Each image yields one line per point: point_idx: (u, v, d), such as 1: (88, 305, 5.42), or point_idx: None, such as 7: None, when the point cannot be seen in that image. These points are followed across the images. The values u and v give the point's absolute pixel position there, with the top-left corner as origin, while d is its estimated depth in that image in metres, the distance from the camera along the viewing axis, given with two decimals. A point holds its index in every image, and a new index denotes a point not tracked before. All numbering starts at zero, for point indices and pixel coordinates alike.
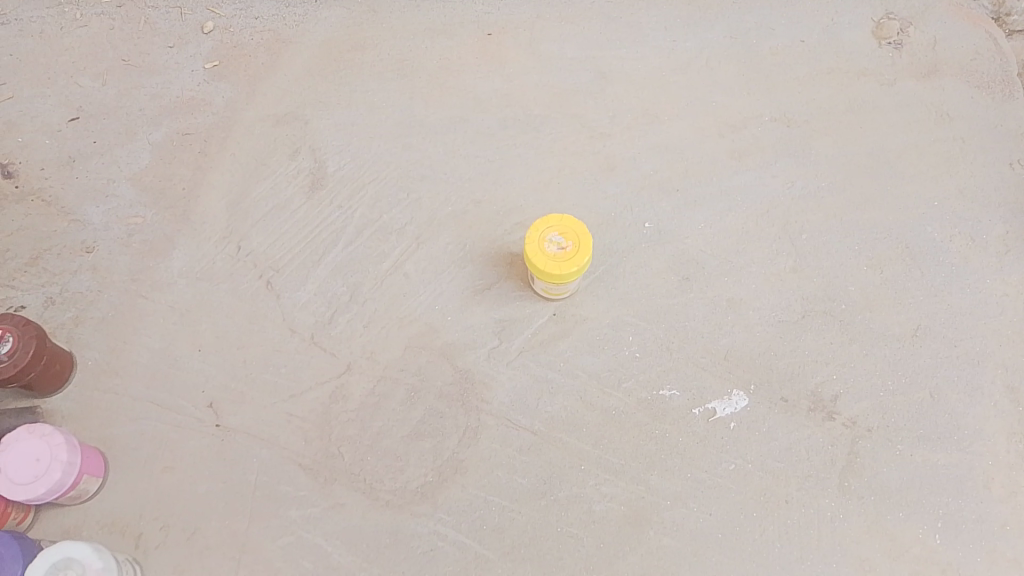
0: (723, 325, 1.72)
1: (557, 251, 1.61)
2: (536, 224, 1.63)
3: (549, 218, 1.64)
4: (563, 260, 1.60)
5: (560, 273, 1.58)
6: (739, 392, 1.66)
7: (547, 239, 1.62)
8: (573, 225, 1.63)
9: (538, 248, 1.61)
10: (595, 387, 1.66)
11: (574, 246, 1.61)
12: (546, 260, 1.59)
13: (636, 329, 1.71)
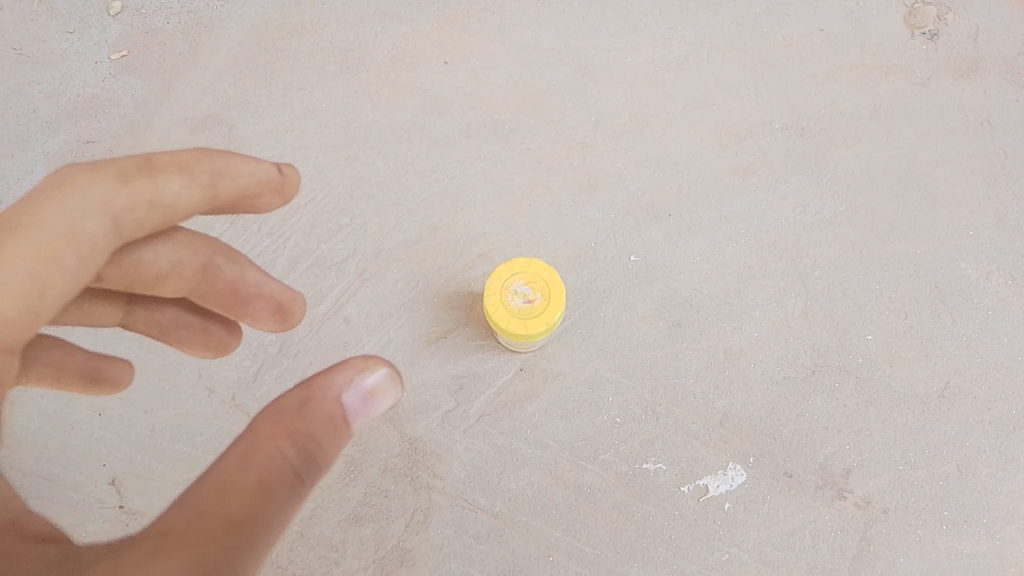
0: (718, 383, 1.46)
1: (523, 305, 1.33)
2: (498, 269, 1.35)
3: (514, 262, 1.36)
4: (530, 316, 1.33)
5: (525, 333, 1.31)
6: (736, 465, 1.42)
7: (510, 289, 1.34)
8: (542, 272, 1.35)
9: (499, 301, 1.33)
10: (567, 458, 1.42)
11: (543, 298, 1.33)
12: (509, 316, 1.32)
13: (616, 388, 1.45)
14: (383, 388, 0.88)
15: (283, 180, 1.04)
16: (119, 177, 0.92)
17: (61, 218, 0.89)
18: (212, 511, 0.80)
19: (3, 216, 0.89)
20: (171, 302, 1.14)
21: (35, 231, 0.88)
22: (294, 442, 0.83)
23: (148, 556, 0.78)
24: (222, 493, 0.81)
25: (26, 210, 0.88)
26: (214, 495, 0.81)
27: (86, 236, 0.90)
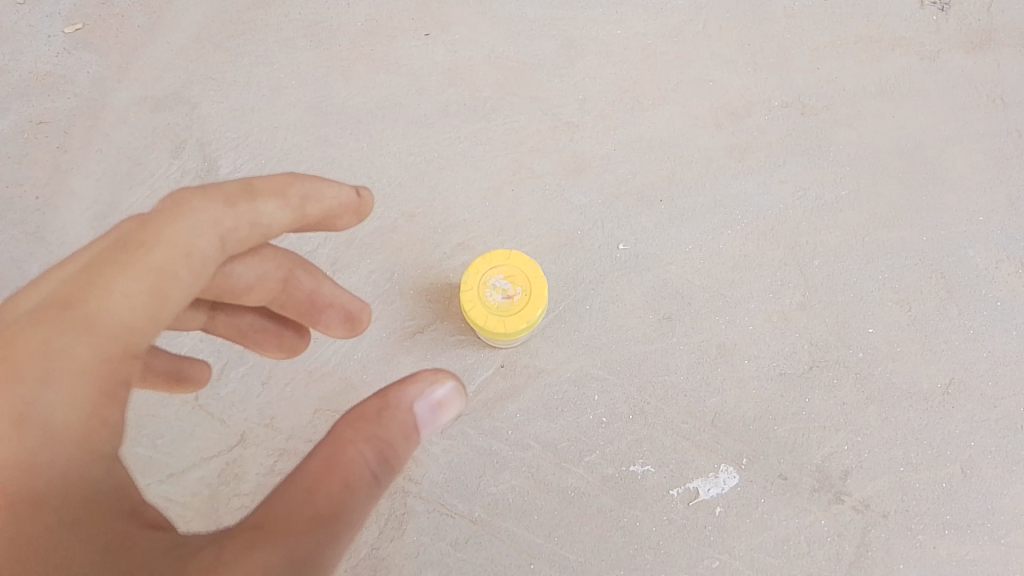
0: (711, 380, 1.38)
1: (502, 301, 1.25)
2: (475, 263, 1.27)
3: (492, 255, 1.28)
4: (509, 313, 1.25)
5: (503, 331, 1.23)
6: (728, 467, 1.34)
7: (489, 283, 1.27)
8: (523, 265, 1.27)
9: (477, 297, 1.26)
10: (551, 460, 1.34)
11: (523, 293, 1.26)
12: (487, 313, 1.24)
13: (602, 386, 1.37)
14: (451, 400, 0.85)
15: (359, 203, 1.01)
16: (227, 201, 0.86)
17: (176, 236, 0.82)
18: (302, 509, 0.75)
19: (120, 234, 0.83)
20: (249, 308, 1.10)
21: (151, 249, 0.81)
22: (375, 445, 0.79)
23: (240, 547, 0.71)
24: (309, 491, 0.76)
25: (138, 229, 0.82)
26: (303, 493, 0.76)
27: (197, 255, 0.83)
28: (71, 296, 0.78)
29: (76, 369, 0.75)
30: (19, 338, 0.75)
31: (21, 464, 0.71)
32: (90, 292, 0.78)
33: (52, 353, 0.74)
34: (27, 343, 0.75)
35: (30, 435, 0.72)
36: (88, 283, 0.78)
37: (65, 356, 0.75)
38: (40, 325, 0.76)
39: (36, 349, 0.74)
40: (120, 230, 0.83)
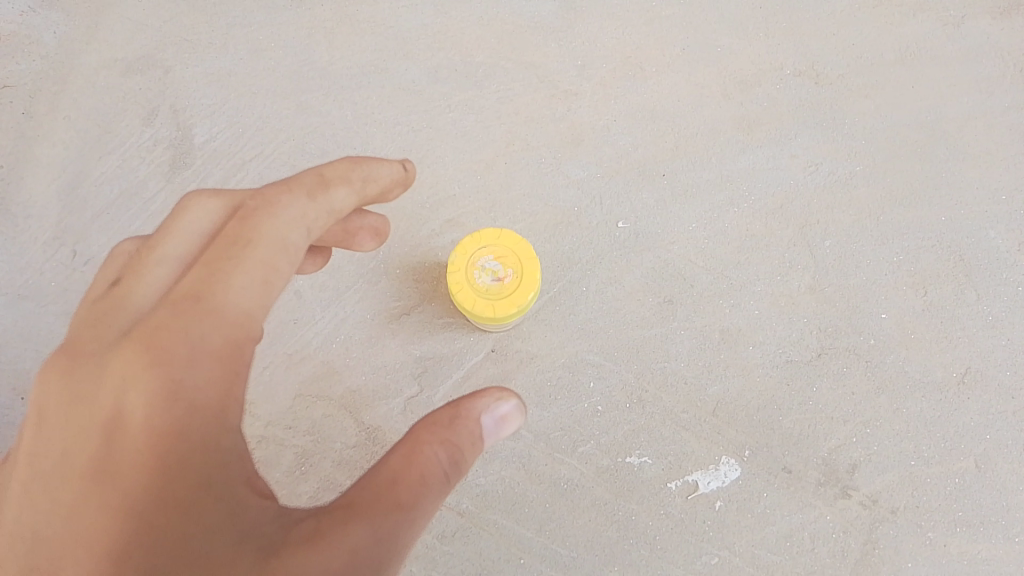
0: (713, 368, 1.31)
1: (491, 284, 1.18)
2: (463, 242, 1.19)
3: (482, 235, 1.20)
4: (499, 297, 1.17)
5: (492, 316, 1.15)
6: (729, 459, 1.27)
7: (477, 264, 1.19)
8: (514, 245, 1.19)
9: (465, 279, 1.18)
10: (543, 450, 1.27)
11: (514, 275, 1.17)
12: (476, 297, 1.17)
13: (598, 372, 1.30)
14: (512, 415, 0.87)
15: (407, 174, 1.00)
16: (309, 195, 0.91)
17: (275, 229, 0.88)
18: (385, 495, 0.79)
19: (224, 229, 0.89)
20: None
21: (257, 243, 0.87)
22: (447, 448, 0.82)
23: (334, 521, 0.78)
24: (389, 480, 0.80)
25: (237, 227, 0.88)
26: (387, 484, 0.80)
27: (291, 247, 0.88)
28: (190, 290, 0.84)
29: (210, 354, 0.81)
30: (152, 330, 0.82)
31: (165, 436, 0.78)
32: (207, 286, 0.84)
33: (187, 341, 0.80)
34: (162, 331, 0.81)
35: (178, 408, 0.78)
36: (203, 278, 0.84)
37: (202, 343, 0.81)
38: (166, 316, 0.82)
39: (172, 338, 0.80)
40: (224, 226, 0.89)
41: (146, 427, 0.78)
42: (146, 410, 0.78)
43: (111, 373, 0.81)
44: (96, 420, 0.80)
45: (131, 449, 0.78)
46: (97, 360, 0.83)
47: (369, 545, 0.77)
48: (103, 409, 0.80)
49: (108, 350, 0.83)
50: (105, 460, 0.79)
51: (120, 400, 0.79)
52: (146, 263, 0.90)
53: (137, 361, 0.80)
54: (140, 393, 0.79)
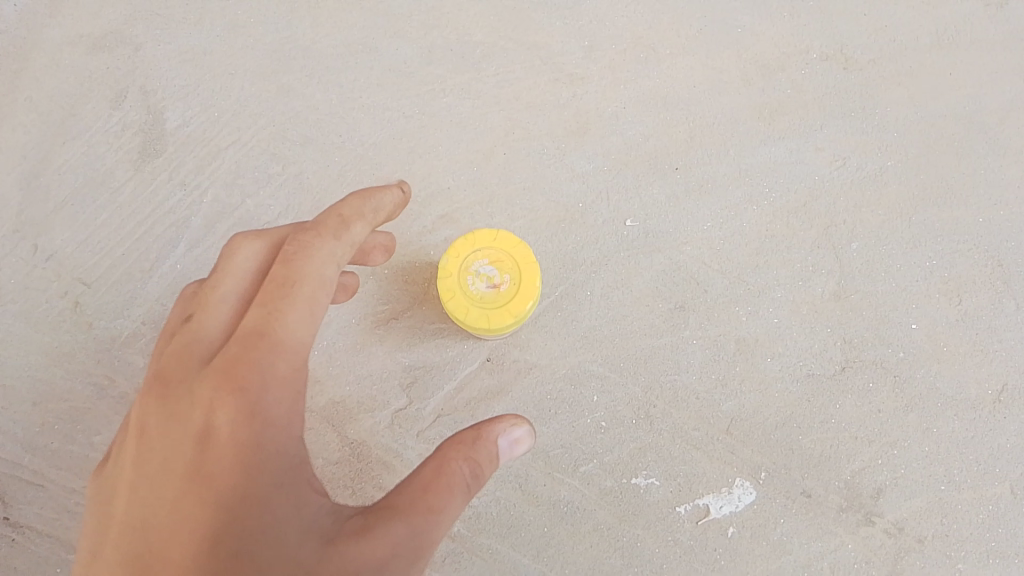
0: (727, 381, 1.20)
1: (486, 291, 1.07)
2: (456, 245, 1.09)
3: (476, 237, 1.09)
4: (495, 305, 1.06)
5: (488, 327, 1.05)
6: (744, 482, 1.17)
7: (472, 270, 1.08)
8: (512, 249, 1.09)
9: (459, 286, 1.07)
10: (541, 469, 1.17)
11: (512, 281, 1.07)
12: (470, 305, 1.06)
13: (602, 385, 1.20)
14: (526, 437, 0.89)
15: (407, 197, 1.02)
16: (338, 235, 0.90)
17: (314, 269, 0.87)
18: (420, 501, 0.81)
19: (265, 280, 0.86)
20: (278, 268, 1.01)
21: (303, 281, 0.86)
22: (471, 463, 0.84)
23: (378, 520, 0.80)
24: (421, 488, 0.82)
25: (278, 267, 0.87)
26: (419, 491, 0.82)
27: (331, 282, 0.88)
28: (252, 325, 0.84)
29: (280, 379, 0.83)
30: (227, 361, 0.83)
31: (248, 449, 0.80)
32: (268, 319, 0.84)
33: (261, 369, 0.82)
34: (235, 361, 0.82)
35: (256, 424, 0.80)
36: (261, 312, 0.84)
37: (274, 370, 0.82)
38: (235, 350, 0.83)
39: (247, 372, 0.81)
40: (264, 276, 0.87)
41: (229, 456, 0.80)
42: (225, 440, 0.80)
43: (193, 407, 0.83)
44: (180, 453, 0.81)
45: (213, 478, 0.79)
46: (176, 395, 0.84)
47: (409, 543, 0.79)
48: (185, 441, 0.82)
49: (186, 383, 0.84)
50: (195, 471, 0.80)
51: (203, 430, 0.81)
52: (201, 300, 0.90)
53: (215, 392, 0.82)
54: (221, 422, 0.80)
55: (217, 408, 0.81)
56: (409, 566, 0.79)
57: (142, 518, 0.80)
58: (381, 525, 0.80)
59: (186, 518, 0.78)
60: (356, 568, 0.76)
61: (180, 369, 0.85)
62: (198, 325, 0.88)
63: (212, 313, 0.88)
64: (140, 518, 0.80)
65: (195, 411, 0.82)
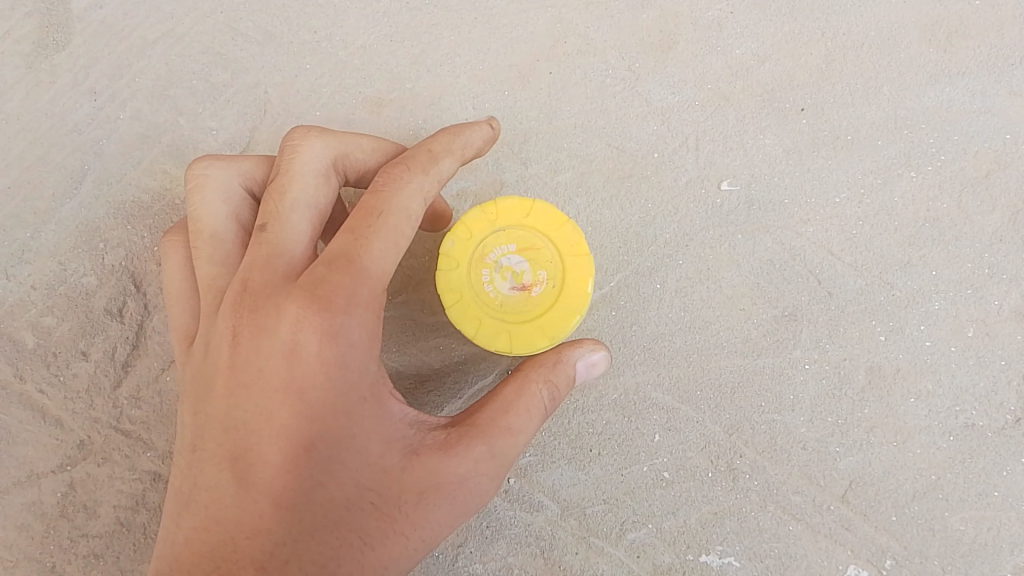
0: (848, 428, 0.84)
1: (510, 293, 0.73)
2: (468, 219, 0.74)
3: (500, 209, 0.75)
4: (520, 316, 0.73)
5: (507, 349, 0.72)
6: (861, 573, 0.82)
7: (492, 258, 0.74)
8: (558, 230, 0.74)
9: (470, 282, 0.73)
10: (573, 532, 0.84)
11: (550, 282, 0.73)
12: (483, 312, 0.72)
13: (668, 421, 0.84)
14: (603, 361, 0.73)
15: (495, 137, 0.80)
16: (429, 172, 0.70)
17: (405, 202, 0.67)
18: (499, 421, 0.68)
19: (353, 208, 0.67)
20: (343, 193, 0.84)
21: (396, 213, 0.67)
22: (552, 389, 0.70)
23: (461, 435, 0.67)
24: (499, 409, 0.69)
25: (366, 193, 0.68)
26: (498, 410, 0.68)
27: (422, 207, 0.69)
28: (337, 246, 0.65)
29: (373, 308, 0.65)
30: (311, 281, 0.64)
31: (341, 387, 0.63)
32: (355, 242, 0.65)
33: (349, 288, 0.64)
34: (321, 282, 0.63)
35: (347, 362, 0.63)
36: (350, 238, 0.65)
37: (360, 296, 0.64)
38: (318, 269, 0.64)
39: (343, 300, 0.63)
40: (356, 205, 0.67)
41: (318, 380, 0.63)
42: (316, 370, 0.63)
43: (270, 319, 0.64)
44: (257, 367, 0.63)
45: (299, 401, 0.62)
46: (248, 298, 0.66)
47: (490, 467, 0.67)
48: (264, 366, 0.63)
49: (266, 298, 0.65)
50: (280, 411, 0.62)
51: (285, 359, 0.63)
52: (269, 212, 0.69)
53: (300, 308, 0.63)
54: (305, 345, 0.63)
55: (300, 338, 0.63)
56: (486, 489, 0.68)
57: (220, 427, 0.64)
58: (460, 443, 0.67)
59: (272, 441, 0.62)
60: (438, 483, 0.66)
61: (253, 280, 0.66)
62: (275, 237, 0.68)
63: (286, 223, 0.68)
64: (218, 427, 0.64)
65: (271, 326, 0.64)
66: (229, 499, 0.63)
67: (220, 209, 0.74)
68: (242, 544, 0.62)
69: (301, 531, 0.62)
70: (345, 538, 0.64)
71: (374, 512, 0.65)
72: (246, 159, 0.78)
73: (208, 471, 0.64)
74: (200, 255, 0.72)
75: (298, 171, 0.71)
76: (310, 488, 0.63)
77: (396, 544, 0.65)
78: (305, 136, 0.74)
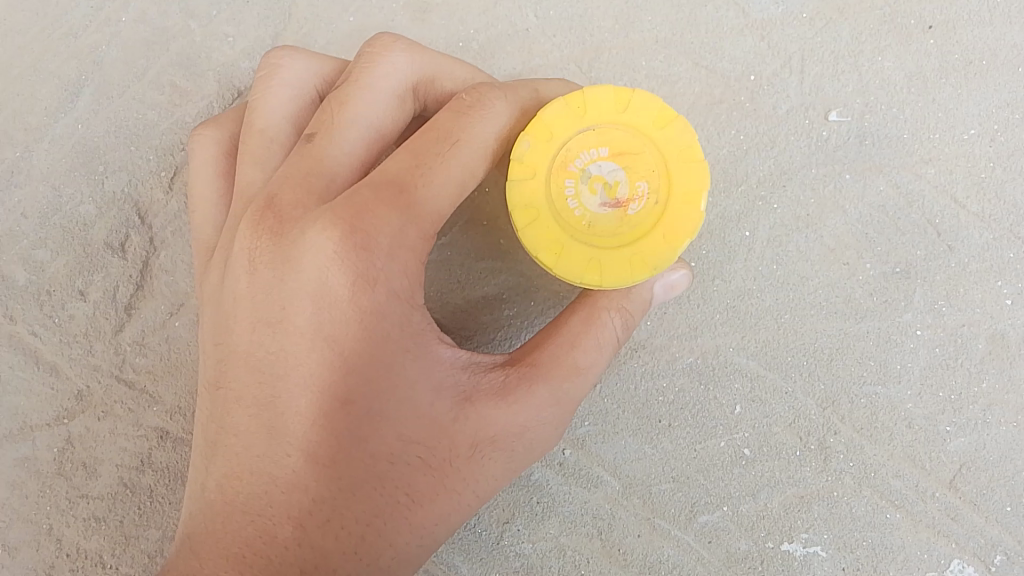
0: (962, 404, 0.72)
1: (601, 211, 0.56)
2: (548, 115, 0.57)
3: (590, 99, 0.57)
4: (612, 242, 0.57)
5: (594, 281, 0.57)
6: (966, 569, 0.72)
7: (579, 164, 0.57)
8: (663, 128, 0.57)
9: (550, 195, 0.57)
10: (636, 512, 0.73)
11: (653, 197, 0.57)
12: (566, 236, 0.56)
13: (752, 390, 0.73)
14: (682, 281, 0.65)
15: None
16: (524, 113, 0.61)
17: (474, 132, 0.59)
18: (564, 359, 0.60)
19: (418, 133, 0.58)
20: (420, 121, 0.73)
21: (468, 143, 0.58)
22: (626, 318, 0.62)
23: (521, 378, 0.59)
24: (565, 343, 0.60)
25: (443, 114, 0.59)
26: (563, 345, 0.60)
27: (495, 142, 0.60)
28: (390, 170, 0.57)
29: (418, 249, 0.57)
30: (353, 207, 0.55)
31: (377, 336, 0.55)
32: (413, 169, 0.57)
33: (395, 224, 0.56)
34: (363, 209, 0.55)
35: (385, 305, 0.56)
36: (407, 163, 0.57)
37: (407, 235, 0.56)
38: (362, 194, 0.56)
39: (384, 233, 0.55)
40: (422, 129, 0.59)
41: (351, 326, 0.55)
42: (352, 313, 0.55)
43: (296, 248, 0.56)
44: (283, 303, 0.56)
45: (331, 345, 0.55)
46: (273, 219, 0.58)
47: (554, 413, 0.60)
48: (294, 301, 0.55)
49: (298, 220, 0.57)
50: (311, 355, 0.55)
51: (317, 297, 0.55)
52: (323, 120, 0.62)
53: (336, 237, 0.55)
54: (339, 281, 0.55)
55: (333, 272, 0.55)
56: (549, 436, 0.61)
57: (244, 367, 0.57)
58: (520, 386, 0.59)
59: (302, 388, 0.55)
60: (494, 435, 0.58)
61: (283, 197, 0.58)
62: (318, 151, 0.60)
63: (338, 139, 0.60)
64: (240, 367, 0.57)
65: (297, 255, 0.56)
66: (259, 449, 0.56)
67: (273, 109, 0.66)
68: (277, 497, 0.55)
69: (341, 488, 0.55)
70: (392, 496, 0.56)
71: (423, 467, 0.57)
72: (325, 64, 0.69)
73: (234, 415, 0.57)
74: (244, 151, 0.64)
75: (371, 84, 0.63)
76: (350, 444, 0.55)
77: (449, 499, 0.58)
78: (387, 51, 0.66)
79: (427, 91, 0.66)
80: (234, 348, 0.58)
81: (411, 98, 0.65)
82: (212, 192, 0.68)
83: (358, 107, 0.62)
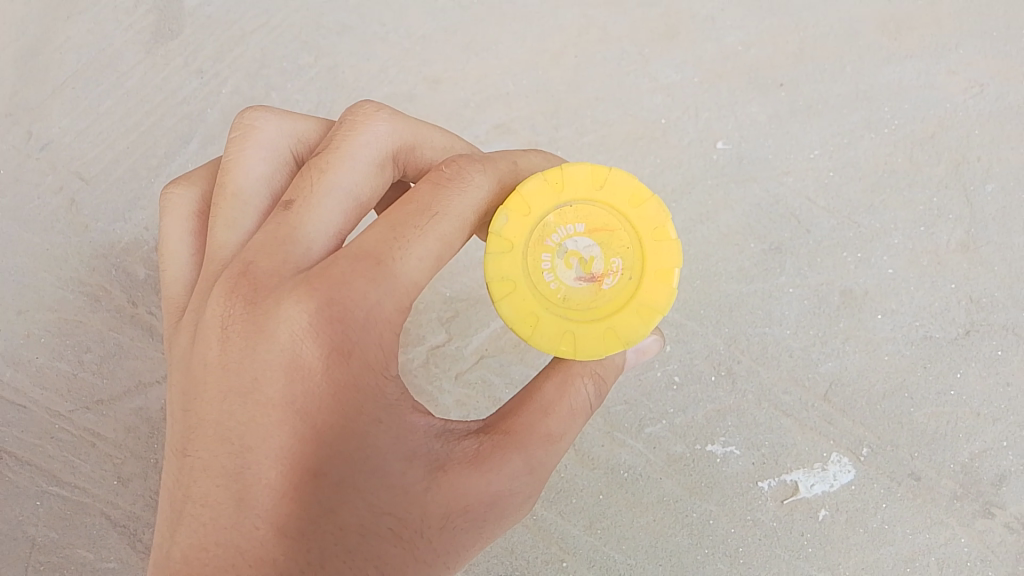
0: (828, 338, 1.01)
1: (575, 285, 0.65)
2: (528, 193, 0.65)
3: (567, 179, 0.65)
4: (582, 313, 0.65)
5: (566, 349, 0.65)
6: (841, 458, 0.98)
7: (558, 240, 0.66)
8: (635, 208, 0.66)
9: (529, 268, 0.65)
10: (599, 427, 1.00)
11: (624, 274, 0.65)
12: (542, 307, 0.65)
13: (678, 334, 1.01)
14: (654, 346, 0.76)
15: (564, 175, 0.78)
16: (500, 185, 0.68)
17: (447, 208, 0.65)
18: (539, 427, 0.65)
19: (396, 208, 0.65)
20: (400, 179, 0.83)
21: (449, 215, 0.65)
22: (599, 383, 0.68)
23: (496, 446, 0.63)
24: (540, 411, 0.66)
25: (425, 188, 0.66)
26: (538, 412, 0.66)
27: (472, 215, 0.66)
28: (368, 244, 0.62)
29: (388, 324, 0.62)
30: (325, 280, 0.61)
31: (347, 400, 0.60)
32: (390, 246, 0.62)
33: (369, 297, 0.61)
34: (338, 283, 0.61)
35: (356, 373, 0.60)
36: (383, 238, 0.63)
37: (382, 307, 0.61)
38: (340, 266, 0.61)
39: (356, 308, 0.60)
40: (401, 204, 0.65)
41: (325, 397, 0.60)
42: (326, 380, 0.60)
43: (271, 320, 0.61)
44: (255, 373, 0.60)
45: (303, 415, 0.59)
46: (247, 285, 0.63)
47: (527, 482, 0.64)
48: (265, 369, 0.60)
49: (271, 290, 0.62)
50: (284, 421, 0.59)
51: (290, 368, 0.60)
52: (305, 186, 0.68)
53: (311, 310, 0.60)
54: (311, 353, 0.60)
55: (305, 343, 0.60)
56: (522, 504, 0.65)
57: (213, 438, 0.60)
58: (493, 454, 0.63)
59: (272, 457, 0.59)
60: (466, 505, 0.62)
61: (257, 263, 0.64)
62: (295, 221, 0.66)
63: (315, 207, 0.67)
64: (209, 439, 0.60)
65: (273, 327, 0.61)
66: (225, 523, 0.59)
67: (252, 170, 0.74)
68: (241, 574, 0.58)
69: (308, 561, 0.58)
70: (360, 571, 0.59)
71: (393, 539, 0.60)
72: (309, 124, 0.78)
73: (200, 485, 0.61)
74: (219, 214, 0.71)
75: (353, 153, 0.71)
76: (320, 514, 0.59)
77: (418, 572, 0.61)
78: (373, 118, 0.73)
79: (405, 157, 0.75)
80: (204, 416, 0.61)
81: (387, 163, 0.73)
82: (185, 249, 0.76)
83: (337, 175, 0.69)
